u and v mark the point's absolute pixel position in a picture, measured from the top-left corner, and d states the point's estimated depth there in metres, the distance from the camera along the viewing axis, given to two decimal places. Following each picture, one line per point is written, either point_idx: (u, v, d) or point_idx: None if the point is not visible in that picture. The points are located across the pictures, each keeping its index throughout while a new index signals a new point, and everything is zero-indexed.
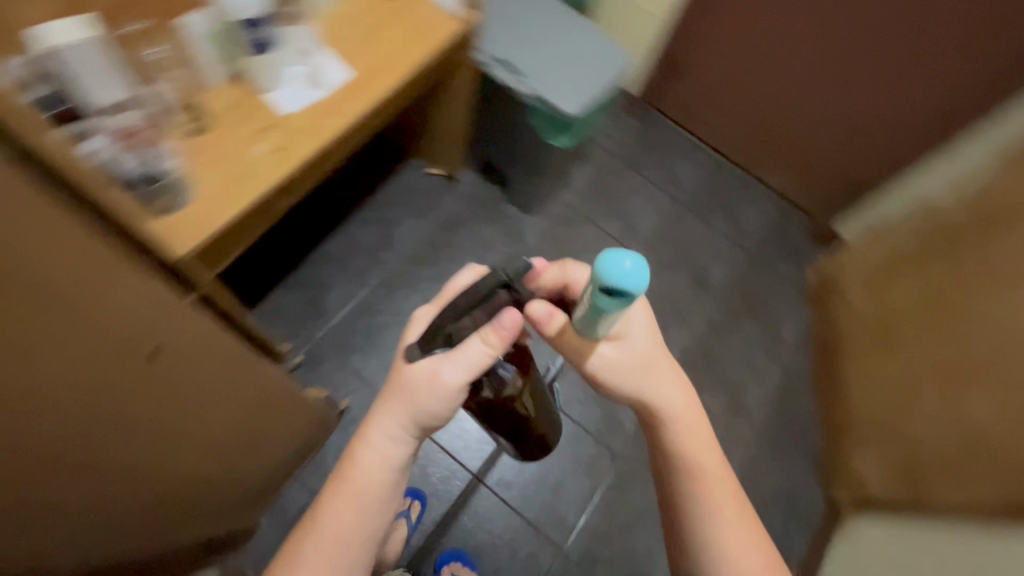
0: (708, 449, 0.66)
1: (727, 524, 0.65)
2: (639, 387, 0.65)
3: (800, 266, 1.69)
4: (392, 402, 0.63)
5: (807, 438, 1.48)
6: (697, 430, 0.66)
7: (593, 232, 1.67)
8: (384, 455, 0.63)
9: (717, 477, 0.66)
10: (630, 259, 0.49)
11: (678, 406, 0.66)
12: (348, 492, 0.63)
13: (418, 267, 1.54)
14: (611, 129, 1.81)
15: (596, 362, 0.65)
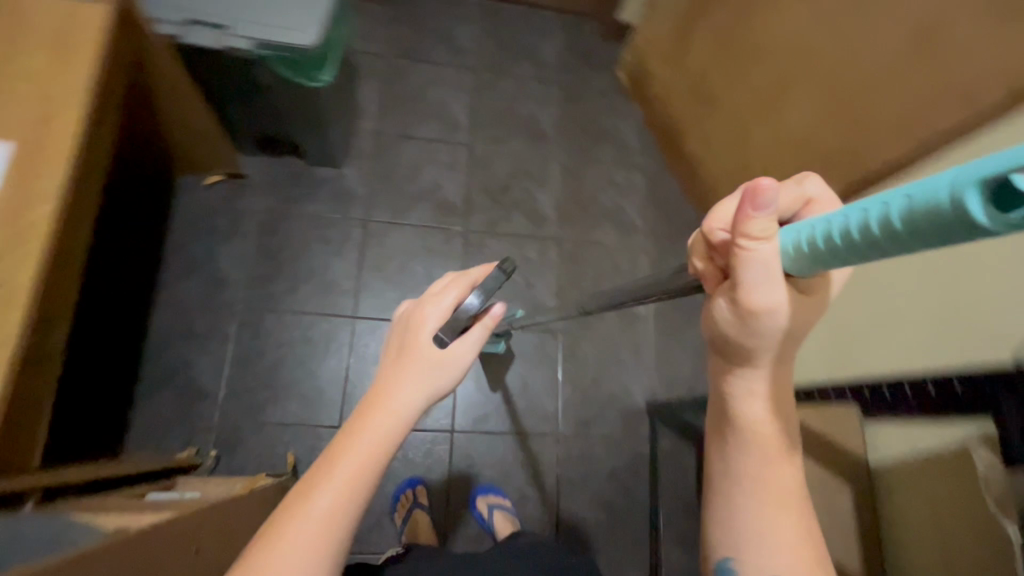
0: (785, 439, 0.48)
1: (775, 508, 0.49)
2: (746, 355, 0.43)
3: (607, 70, 1.70)
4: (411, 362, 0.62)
5: (691, 216, 1.59)
6: (781, 422, 0.47)
7: (415, 145, 1.53)
8: (399, 417, 0.59)
9: (789, 465, 0.49)
10: None
11: (763, 390, 0.46)
12: (358, 451, 0.55)
13: (268, 286, 1.35)
14: (367, 31, 1.61)
15: (746, 300, 0.38)
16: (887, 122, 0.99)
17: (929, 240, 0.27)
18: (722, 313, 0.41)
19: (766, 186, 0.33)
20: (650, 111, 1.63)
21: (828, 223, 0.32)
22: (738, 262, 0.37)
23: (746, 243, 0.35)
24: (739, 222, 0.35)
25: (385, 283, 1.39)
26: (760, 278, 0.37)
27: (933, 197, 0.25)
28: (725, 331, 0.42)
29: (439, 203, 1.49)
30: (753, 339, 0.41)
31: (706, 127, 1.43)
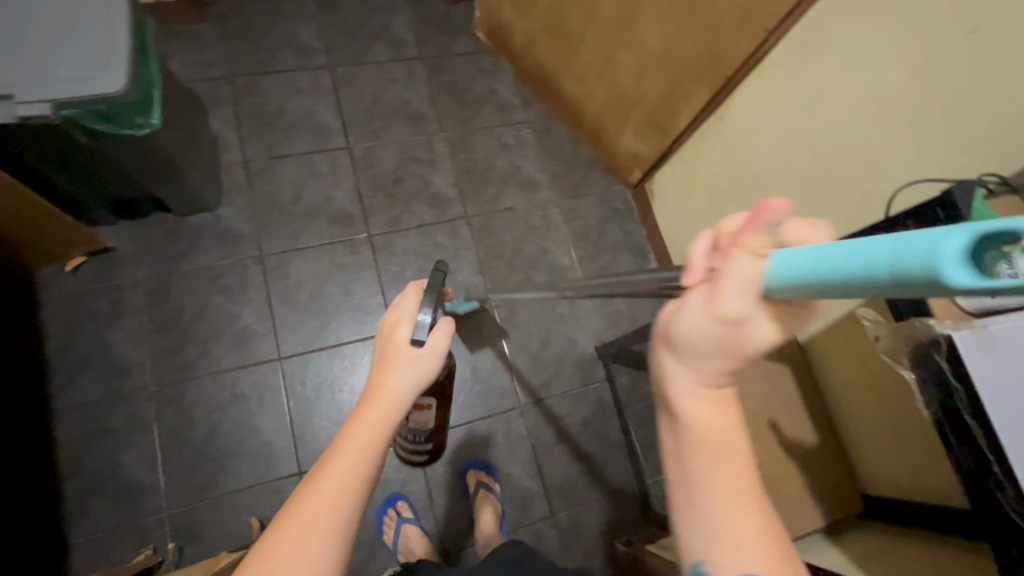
0: (728, 434, 0.44)
1: (728, 503, 0.44)
2: (689, 353, 0.39)
3: (466, 32, 1.64)
4: (393, 350, 0.59)
5: (588, 155, 1.58)
6: (722, 421, 0.44)
7: (289, 163, 1.43)
8: (396, 402, 0.57)
9: (737, 459, 0.44)
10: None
11: (700, 386, 0.42)
12: (357, 441, 0.54)
13: (177, 355, 1.24)
14: (198, 56, 1.47)
15: (717, 306, 0.34)
16: (731, 17, 0.99)
17: (910, 289, 0.23)
18: (687, 314, 0.37)
19: (778, 206, 0.31)
20: (519, 63, 1.59)
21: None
22: (723, 269, 0.33)
23: (738, 252, 0.32)
24: (741, 232, 0.33)
25: (302, 314, 1.32)
26: (741, 291, 0.33)
27: (939, 259, 0.21)
28: (681, 332, 0.38)
29: (333, 215, 1.41)
30: (704, 343, 0.37)
31: (574, 65, 1.41)
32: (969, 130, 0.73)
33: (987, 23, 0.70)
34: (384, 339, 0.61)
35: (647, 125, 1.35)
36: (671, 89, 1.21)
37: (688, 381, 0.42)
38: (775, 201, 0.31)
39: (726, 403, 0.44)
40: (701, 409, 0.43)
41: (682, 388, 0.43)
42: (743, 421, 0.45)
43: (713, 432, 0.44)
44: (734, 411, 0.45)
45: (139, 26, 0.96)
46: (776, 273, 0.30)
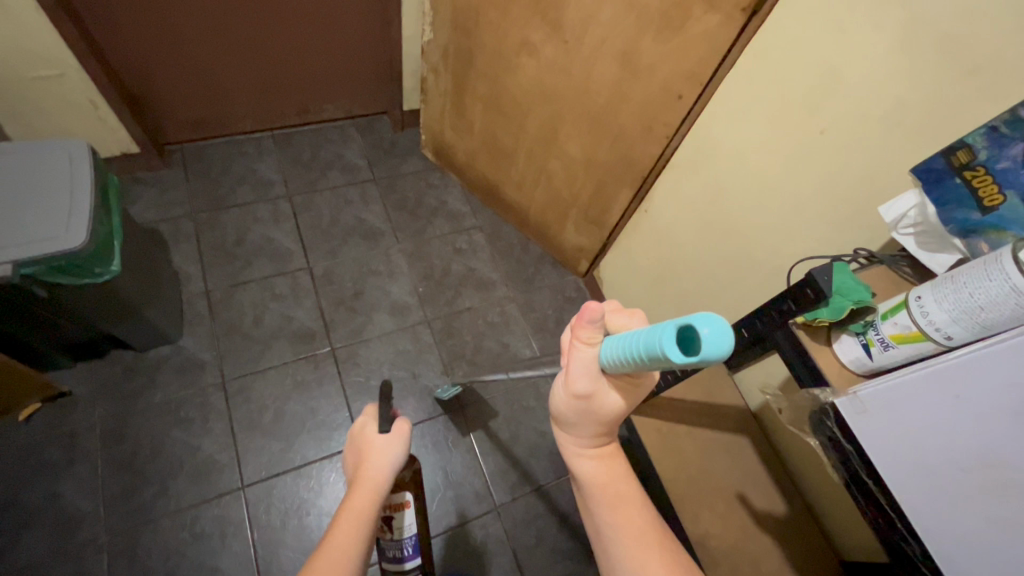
0: (619, 484, 0.62)
1: (633, 544, 0.58)
2: (567, 423, 0.60)
3: (414, 154, 1.81)
4: (368, 442, 0.71)
5: (537, 251, 1.69)
6: (609, 470, 0.63)
7: (250, 288, 1.48)
8: (375, 481, 0.68)
9: (629, 501, 0.61)
10: (706, 324, 0.38)
11: (585, 449, 0.63)
12: (351, 507, 0.65)
13: (132, 498, 1.19)
14: (163, 199, 1.57)
15: (571, 385, 0.54)
16: (636, 128, 1.15)
17: (655, 362, 0.42)
18: (560, 391, 0.57)
19: (593, 308, 0.49)
20: (464, 177, 1.75)
21: (618, 348, 0.47)
22: (573, 357, 0.53)
23: (579, 343, 0.52)
24: (576, 327, 0.51)
25: (265, 437, 1.30)
26: (581, 370, 0.53)
27: (652, 341, 0.41)
28: (558, 406, 0.58)
29: (295, 334, 1.44)
30: (569, 413, 0.57)
31: (512, 175, 1.56)
32: (840, 212, 0.85)
33: (831, 124, 0.83)
34: (355, 438, 0.73)
35: (585, 222, 1.47)
36: (599, 188, 1.34)
37: (576, 445, 0.63)
38: (591, 305, 0.49)
39: (608, 458, 0.63)
40: (588, 466, 0.63)
41: (573, 451, 0.63)
42: (629, 473, 0.64)
43: (604, 483, 0.62)
44: (619, 468, 0.64)
45: (101, 186, 1.04)
46: (605, 358, 0.50)
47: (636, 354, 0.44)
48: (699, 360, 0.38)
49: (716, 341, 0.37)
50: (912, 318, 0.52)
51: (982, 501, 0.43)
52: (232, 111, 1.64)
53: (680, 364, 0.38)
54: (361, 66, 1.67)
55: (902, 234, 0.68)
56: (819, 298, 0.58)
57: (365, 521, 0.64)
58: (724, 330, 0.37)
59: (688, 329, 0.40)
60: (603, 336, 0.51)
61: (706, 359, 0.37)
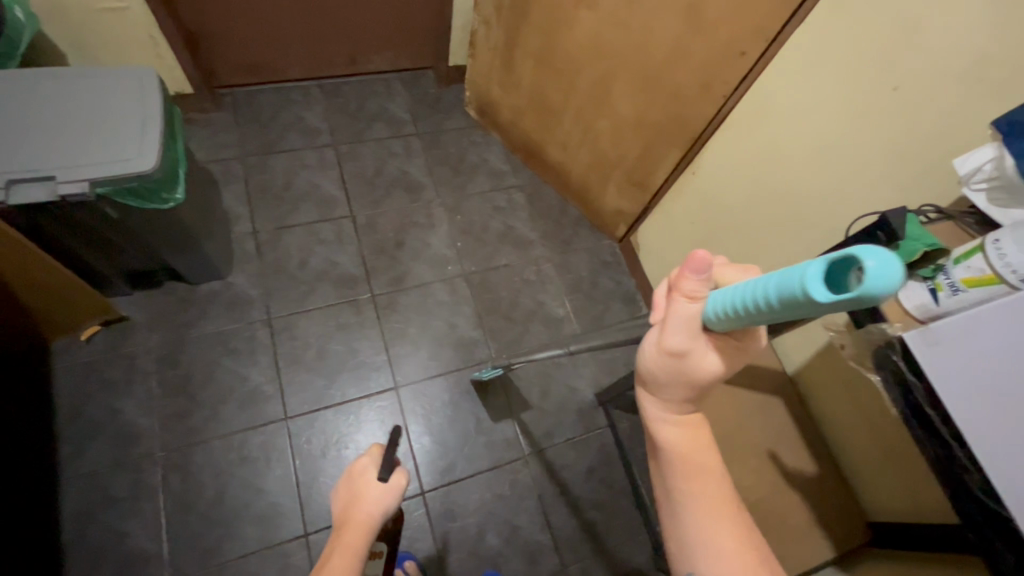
0: (695, 455, 0.63)
1: (706, 513, 0.62)
2: (655, 384, 0.59)
3: (457, 111, 1.81)
4: (365, 489, 0.74)
5: (576, 213, 1.69)
6: (689, 440, 0.63)
7: (296, 232, 1.52)
8: (367, 525, 0.72)
9: (704, 478, 0.63)
10: (868, 258, 0.35)
11: (669, 415, 0.63)
12: (344, 543, 0.70)
13: (185, 420, 1.26)
14: (214, 141, 1.60)
15: (665, 342, 0.54)
16: (693, 85, 1.14)
17: (791, 305, 0.40)
18: (649, 348, 0.57)
19: (702, 257, 0.48)
20: (507, 136, 1.75)
21: (736, 295, 0.46)
22: (671, 311, 0.52)
23: (682, 296, 0.51)
24: (679, 280, 0.51)
25: (308, 373, 1.35)
26: (680, 325, 0.52)
27: (792, 282, 0.39)
28: (645, 363, 0.58)
29: (337, 278, 1.48)
30: (658, 373, 0.57)
31: (557, 135, 1.56)
32: (907, 171, 0.84)
33: (905, 81, 0.82)
34: (351, 479, 0.76)
35: (628, 185, 1.47)
36: (647, 150, 1.34)
37: (660, 411, 0.63)
38: (703, 253, 0.48)
39: (691, 424, 0.64)
40: (672, 432, 0.63)
41: (657, 415, 0.63)
42: (708, 440, 0.64)
43: (682, 455, 0.63)
44: (700, 431, 0.64)
45: (169, 115, 1.07)
46: (710, 312, 0.50)
47: (764, 298, 0.43)
48: (855, 298, 0.35)
49: (877, 277, 0.35)
50: (988, 261, 0.53)
51: None
52: (284, 58, 1.66)
53: (827, 301, 0.37)
54: (412, 18, 1.66)
55: (974, 189, 0.67)
56: (890, 241, 0.61)
57: (357, 559, 0.70)
58: (890, 266, 0.35)
59: (840, 268, 0.38)
60: (708, 288, 0.50)
61: (864, 295, 0.35)
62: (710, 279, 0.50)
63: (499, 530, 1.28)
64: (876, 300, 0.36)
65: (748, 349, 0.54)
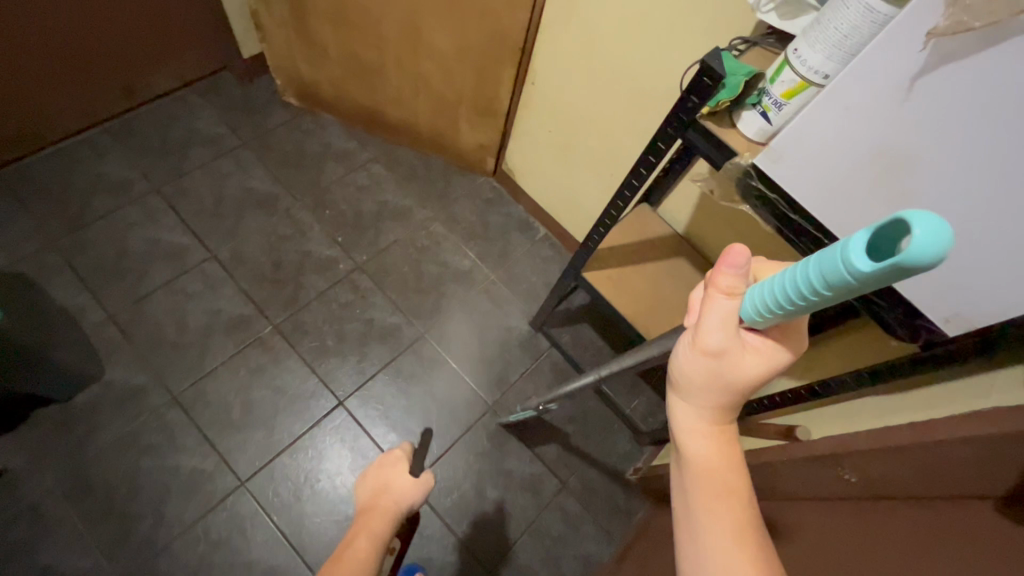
0: (727, 474, 0.50)
1: (728, 541, 0.48)
2: (688, 390, 0.51)
3: (274, 104, 1.64)
4: (392, 480, 0.77)
5: (440, 162, 1.65)
6: (719, 454, 0.51)
7: (157, 297, 1.35)
8: (393, 510, 0.74)
9: (734, 496, 0.50)
10: (915, 226, 0.30)
11: (701, 425, 0.52)
12: (369, 522, 0.72)
13: (131, 538, 1.14)
14: (6, 237, 1.34)
15: (700, 340, 0.47)
16: None
17: (838, 289, 0.36)
18: (682, 351, 0.50)
19: (738, 249, 0.44)
20: (339, 112, 1.63)
21: (773, 287, 0.42)
22: (706, 306, 0.47)
23: (717, 290, 0.46)
24: (714, 276, 0.46)
25: (242, 431, 1.26)
26: (718, 321, 0.46)
27: (837, 264, 0.36)
28: (678, 367, 0.51)
29: (228, 325, 1.36)
30: (690, 374, 0.49)
31: (388, 92, 1.48)
32: (705, 16, 0.89)
33: None
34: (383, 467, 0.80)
35: (477, 118, 1.44)
36: (482, 75, 1.30)
37: (690, 420, 0.52)
38: (740, 246, 0.44)
39: (726, 441, 0.52)
40: (701, 446, 0.52)
41: (684, 427, 0.52)
42: (742, 463, 0.52)
43: (709, 469, 0.51)
44: (735, 453, 0.52)
45: None
46: (749, 309, 0.45)
47: (807, 285, 0.39)
48: (891, 268, 0.31)
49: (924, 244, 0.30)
50: (795, 70, 0.58)
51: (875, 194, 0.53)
52: (45, 116, 1.39)
53: (869, 273, 0.33)
54: (177, 21, 1.45)
55: (765, 13, 0.71)
56: (716, 83, 0.63)
57: (378, 543, 0.71)
58: (940, 233, 0.30)
59: (888, 242, 0.34)
60: (746, 283, 0.46)
61: (904, 266, 0.31)
62: (748, 274, 0.46)
63: (496, 480, 1.33)
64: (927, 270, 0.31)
65: (789, 350, 0.48)
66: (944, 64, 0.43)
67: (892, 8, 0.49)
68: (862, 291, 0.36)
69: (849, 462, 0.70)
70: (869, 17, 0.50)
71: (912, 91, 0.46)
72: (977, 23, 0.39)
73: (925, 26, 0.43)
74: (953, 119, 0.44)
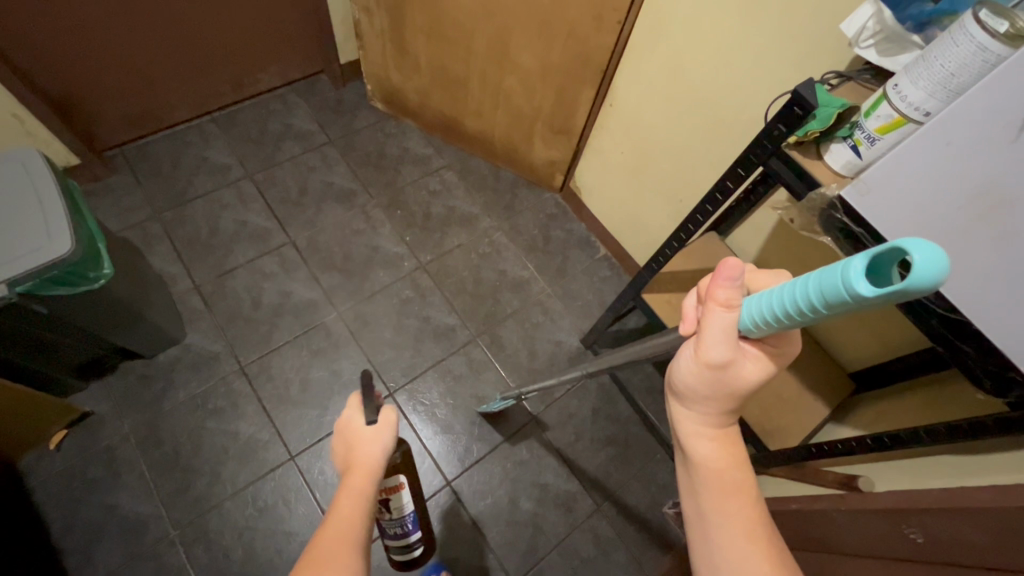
0: (735, 474, 0.53)
1: (742, 537, 0.50)
2: (692, 397, 0.53)
3: (362, 108, 1.76)
4: (358, 434, 0.72)
5: (509, 175, 1.70)
6: (727, 455, 0.54)
7: (238, 274, 1.46)
8: (370, 468, 0.70)
9: (742, 492, 0.52)
10: (913, 251, 0.32)
11: (705, 428, 0.54)
12: (350, 486, 0.67)
13: (188, 492, 1.22)
14: (120, 206, 1.50)
15: (704, 353, 0.49)
16: (586, 21, 1.16)
17: (838, 307, 0.38)
18: (684, 362, 0.52)
19: (733, 263, 0.46)
20: (420, 119, 1.72)
21: (772, 302, 0.44)
22: (706, 319, 0.49)
23: (715, 305, 0.48)
24: (712, 289, 0.48)
25: (298, 407, 1.33)
26: (719, 333, 0.48)
27: (836, 285, 0.37)
28: (682, 377, 0.52)
29: (297, 307, 1.44)
30: (695, 384, 0.51)
31: (469, 104, 1.55)
32: (794, 49, 0.89)
33: None
34: (341, 432, 0.74)
35: (552, 134, 1.48)
36: (561, 94, 1.35)
37: (695, 423, 0.55)
38: (733, 262, 0.47)
39: (729, 441, 0.55)
40: (708, 447, 0.54)
41: (690, 430, 0.55)
42: (747, 462, 0.54)
43: (717, 468, 0.53)
44: (739, 453, 0.55)
45: (68, 192, 1.02)
46: (746, 319, 0.47)
47: (805, 302, 0.40)
48: (894, 292, 0.32)
49: (924, 268, 0.32)
50: (893, 105, 0.57)
51: (969, 236, 0.51)
52: (166, 103, 1.55)
53: (870, 296, 0.35)
54: (288, 25, 1.59)
55: (864, 48, 0.70)
56: (807, 114, 0.63)
57: (362, 499, 0.66)
58: (936, 257, 0.32)
59: (885, 264, 0.36)
60: (742, 297, 0.48)
61: (906, 290, 0.32)
62: (743, 286, 0.48)
63: (531, 492, 1.32)
64: (925, 290, 0.33)
65: (786, 355, 0.51)
66: None
67: (1005, 49, 0.48)
68: (861, 308, 0.37)
69: (918, 521, 0.66)
70: (980, 55, 0.50)
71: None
72: None
73: None
74: None
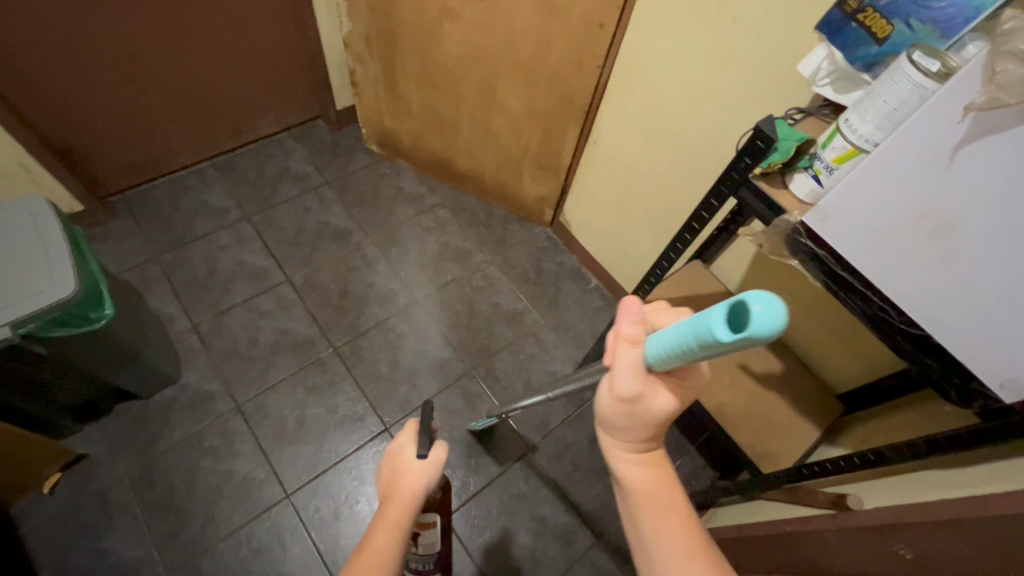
0: (663, 494, 0.56)
1: (675, 557, 0.52)
2: (613, 427, 0.55)
3: (358, 150, 1.83)
4: (405, 465, 0.72)
5: (501, 210, 1.76)
6: (653, 477, 0.56)
7: (236, 313, 1.49)
8: (412, 501, 0.69)
9: (671, 512, 0.54)
10: (755, 304, 0.38)
11: (629, 452, 0.57)
12: (387, 517, 0.67)
13: (182, 534, 1.20)
14: (122, 249, 1.53)
15: (616, 388, 0.51)
16: (568, 65, 1.23)
17: (707, 350, 0.42)
18: (603, 396, 0.54)
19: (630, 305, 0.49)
20: (413, 159, 1.78)
21: (657, 344, 0.47)
22: (616, 357, 0.51)
23: (623, 342, 0.50)
24: (618, 326, 0.51)
25: (293, 445, 1.33)
26: (627, 369, 0.50)
27: (702, 331, 0.41)
28: (601, 409, 0.55)
29: (293, 344, 1.46)
30: (615, 417, 0.54)
31: (460, 144, 1.62)
32: (761, 86, 0.95)
33: (740, 13, 0.92)
34: (391, 456, 0.74)
35: (540, 171, 1.54)
36: (547, 133, 1.42)
37: (620, 450, 0.57)
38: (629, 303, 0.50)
39: (655, 463, 0.57)
40: (636, 471, 0.57)
41: (618, 456, 0.57)
42: (673, 481, 0.57)
43: (646, 490, 0.56)
44: (666, 474, 0.57)
45: (73, 238, 1.06)
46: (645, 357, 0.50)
47: (681, 345, 0.44)
48: (747, 337, 0.38)
49: (764, 318, 0.38)
50: (846, 138, 0.62)
51: (923, 256, 0.55)
52: (167, 150, 1.61)
53: (728, 340, 0.39)
54: (286, 74, 1.68)
55: (821, 86, 0.76)
56: (769, 146, 0.68)
57: (399, 535, 0.66)
58: (774, 309, 0.38)
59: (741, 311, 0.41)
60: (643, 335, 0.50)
61: (754, 335, 0.38)
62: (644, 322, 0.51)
63: (529, 526, 1.31)
64: (767, 337, 0.38)
65: None
66: (983, 137, 0.47)
67: (937, 85, 0.53)
68: (723, 350, 0.42)
69: (906, 537, 0.67)
70: (917, 92, 0.55)
71: (954, 159, 0.49)
72: (1012, 100, 0.43)
73: (964, 100, 0.47)
74: (993, 188, 0.47)
